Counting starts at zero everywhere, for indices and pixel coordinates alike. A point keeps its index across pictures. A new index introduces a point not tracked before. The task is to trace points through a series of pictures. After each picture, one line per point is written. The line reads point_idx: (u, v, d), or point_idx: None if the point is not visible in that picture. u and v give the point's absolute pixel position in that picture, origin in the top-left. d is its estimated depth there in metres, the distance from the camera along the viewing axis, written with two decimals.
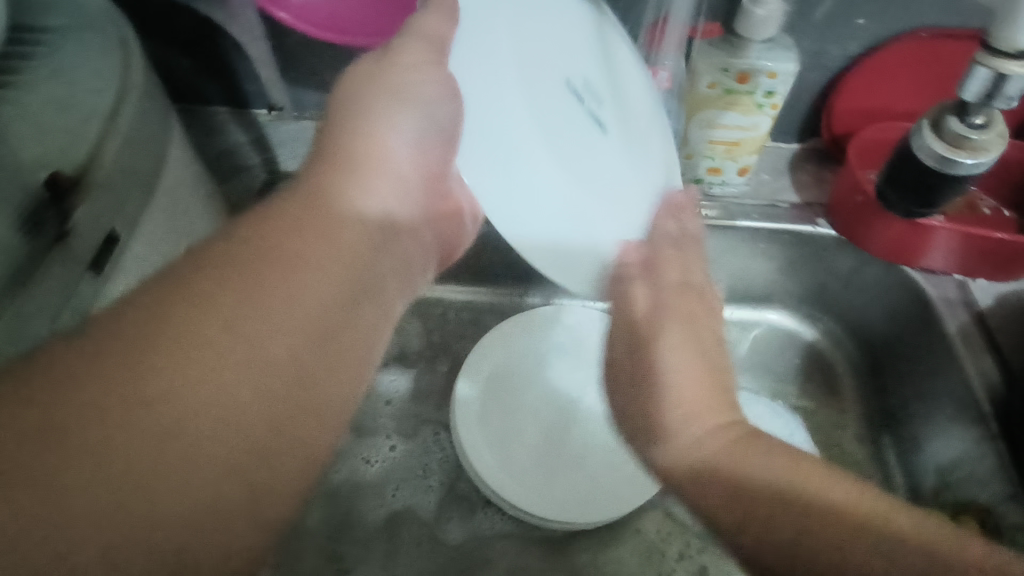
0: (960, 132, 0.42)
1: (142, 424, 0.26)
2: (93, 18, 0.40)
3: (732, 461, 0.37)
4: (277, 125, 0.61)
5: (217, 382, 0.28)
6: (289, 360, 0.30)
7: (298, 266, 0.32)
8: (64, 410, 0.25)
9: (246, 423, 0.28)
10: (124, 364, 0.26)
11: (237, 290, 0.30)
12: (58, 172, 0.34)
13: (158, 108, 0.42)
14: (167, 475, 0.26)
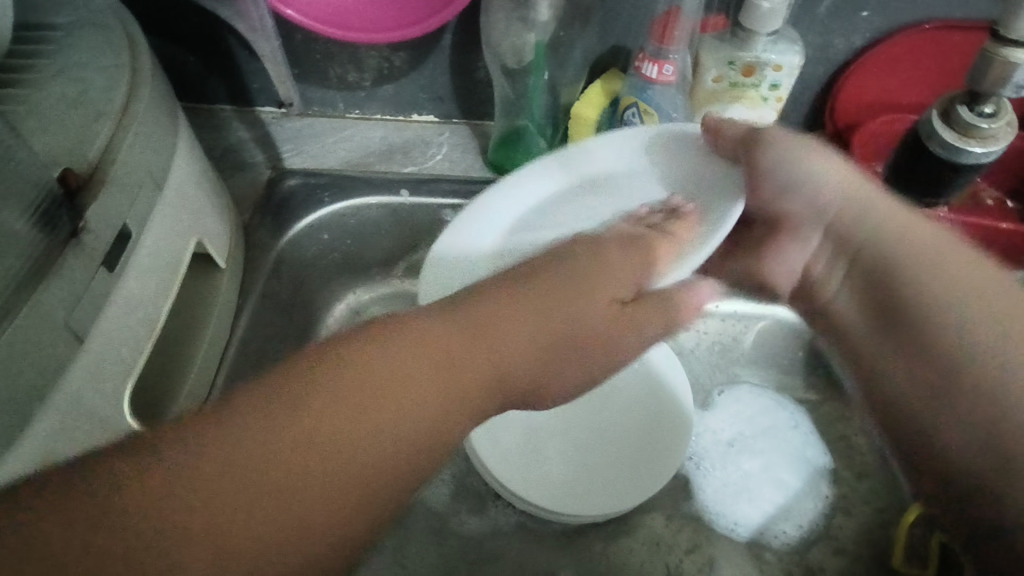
0: (970, 120, 0.42)
1: (246, 485, 0.26)
2: (100, 15, 0.40)
3: (937, 277, 0.35)
4: (281, 122, 0.62)
5: (332, 462, 0.28)
6: (367, 485, 0.28)
7: (392, 415, 0.30)
8: (180, 468, 0.26)
9: (348, 497, 0.28)
10: (253, 425, 0.27)
11: (360, 409, 0.29)
12: (69, 170, 0.34)
13: (167, 105, 0.42)
14: (264, 531, 0.26)
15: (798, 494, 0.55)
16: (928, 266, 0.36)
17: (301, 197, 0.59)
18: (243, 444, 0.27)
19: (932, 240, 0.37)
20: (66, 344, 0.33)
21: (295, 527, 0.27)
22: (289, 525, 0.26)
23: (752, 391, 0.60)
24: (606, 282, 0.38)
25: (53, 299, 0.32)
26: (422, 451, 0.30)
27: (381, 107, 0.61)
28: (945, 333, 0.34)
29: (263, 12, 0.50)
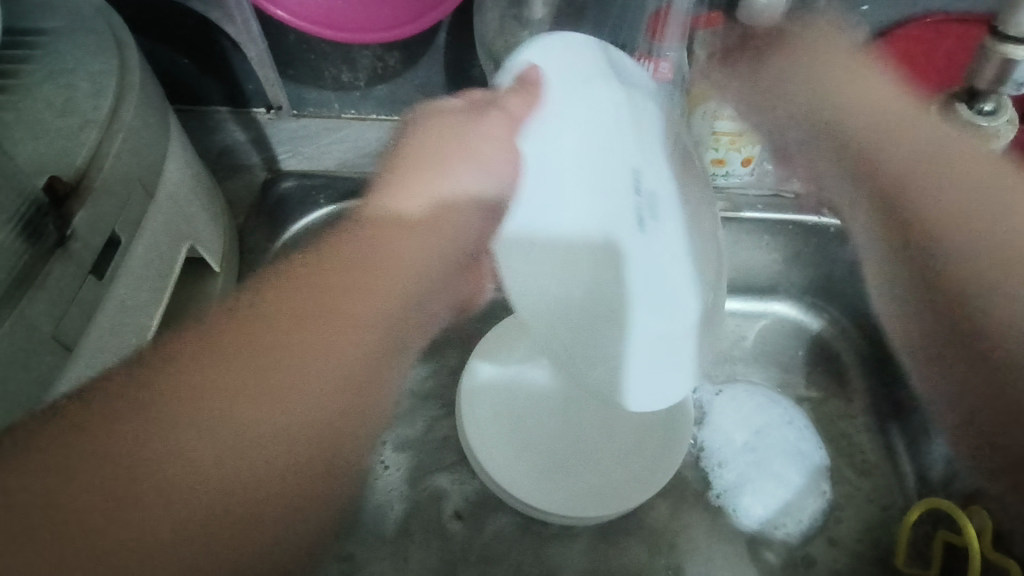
0: (968, 118, 0.42)
1: (158, 479, 0.32)
2: (85, 17, 0.40)
3: (914, 149, 0.45)
4: (277, 123, 0.60)
5: (259, 420, 0.36)
6: (286, 454, 0.37)
7: (279, 393, 0.37)
8: (150, 455, 0.32)
9: (275, 469, 0.36)
10: (152, 417, 0.33)
11: (258, 399, 0.36)
12: (56, 177, 0.34)
13: (158, 108, 0.42)
14: (200, 492, 0.33)
15: (800, 491, 0.54)
16: (926, 178, 0.44)
17: (296, 199, 0.61)
18: (179, 457, 0.33)
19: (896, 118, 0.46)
20: (54, 352, 0.33)
21: (255, 479, 0.35)
22: (253, 475, 0.35)
23: (758, 387, 0.59)
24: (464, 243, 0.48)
25: (39, 309, 0.32)
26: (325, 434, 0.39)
27: (376, 106, 0.60)
28: (976, 240, 0.43)
29: (250, 15, 0.50)
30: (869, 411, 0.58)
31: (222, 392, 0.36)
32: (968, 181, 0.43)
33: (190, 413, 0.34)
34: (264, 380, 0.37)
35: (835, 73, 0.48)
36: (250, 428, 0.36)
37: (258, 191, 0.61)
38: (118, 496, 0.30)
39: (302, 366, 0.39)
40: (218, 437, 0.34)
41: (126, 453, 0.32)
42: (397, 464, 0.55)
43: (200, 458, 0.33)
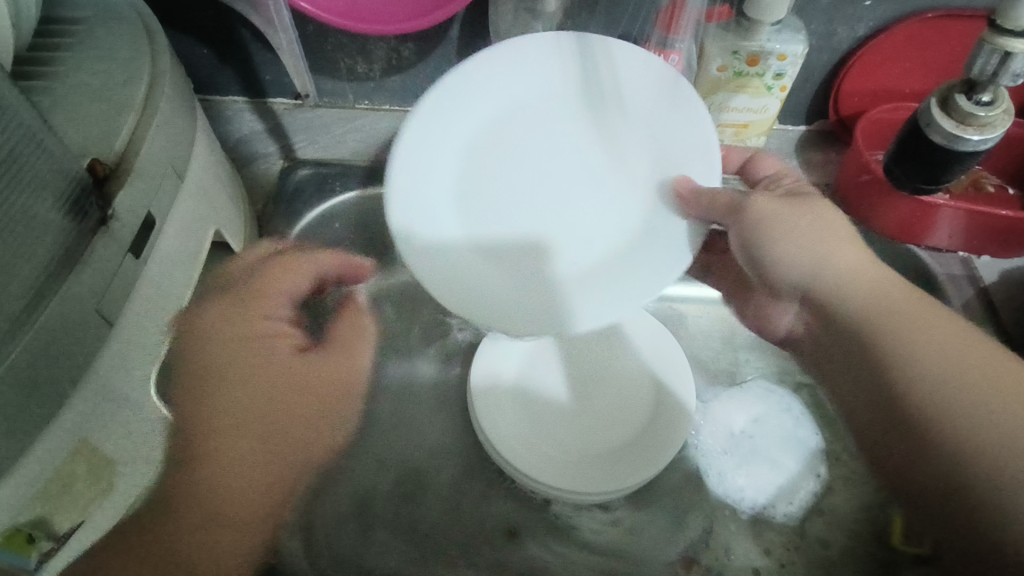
0: (969, 109, 0.42)
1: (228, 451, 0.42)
2: (118, 8, 0.42)
3: (860, 295, 0.42)
4: (294, 113, 0.62)
5: (226, 451, 0.42)
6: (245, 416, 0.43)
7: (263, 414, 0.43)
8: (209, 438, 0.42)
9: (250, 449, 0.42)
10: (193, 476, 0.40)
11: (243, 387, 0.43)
12: (95, 160, 0.36)
13: (187, 95, 0.44)
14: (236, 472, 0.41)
15: (795, 475, 0.56)
16: (917, 350, 0.38)
17: (314, 187, 0.61)
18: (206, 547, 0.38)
19: (837, 266, 0.43)
20: (96, 326, 0.35)
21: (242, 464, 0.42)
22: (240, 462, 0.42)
23: (760, 385, 0.61)
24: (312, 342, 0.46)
25: (84, 284, 0.34)
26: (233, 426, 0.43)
27: (388, 97, 0.62)
28: (927, 386, 0.37)
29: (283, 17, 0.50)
30: None
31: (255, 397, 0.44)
32: (955, 357, 0.37)
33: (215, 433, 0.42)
34: (212, 442, 0.42)
35: (820, 225, 0.45)
36: (217, 515, 0.39)
37: (276, 180, 0.60)
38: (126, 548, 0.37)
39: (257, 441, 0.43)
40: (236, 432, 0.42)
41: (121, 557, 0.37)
42: (412, 444, 0.58)
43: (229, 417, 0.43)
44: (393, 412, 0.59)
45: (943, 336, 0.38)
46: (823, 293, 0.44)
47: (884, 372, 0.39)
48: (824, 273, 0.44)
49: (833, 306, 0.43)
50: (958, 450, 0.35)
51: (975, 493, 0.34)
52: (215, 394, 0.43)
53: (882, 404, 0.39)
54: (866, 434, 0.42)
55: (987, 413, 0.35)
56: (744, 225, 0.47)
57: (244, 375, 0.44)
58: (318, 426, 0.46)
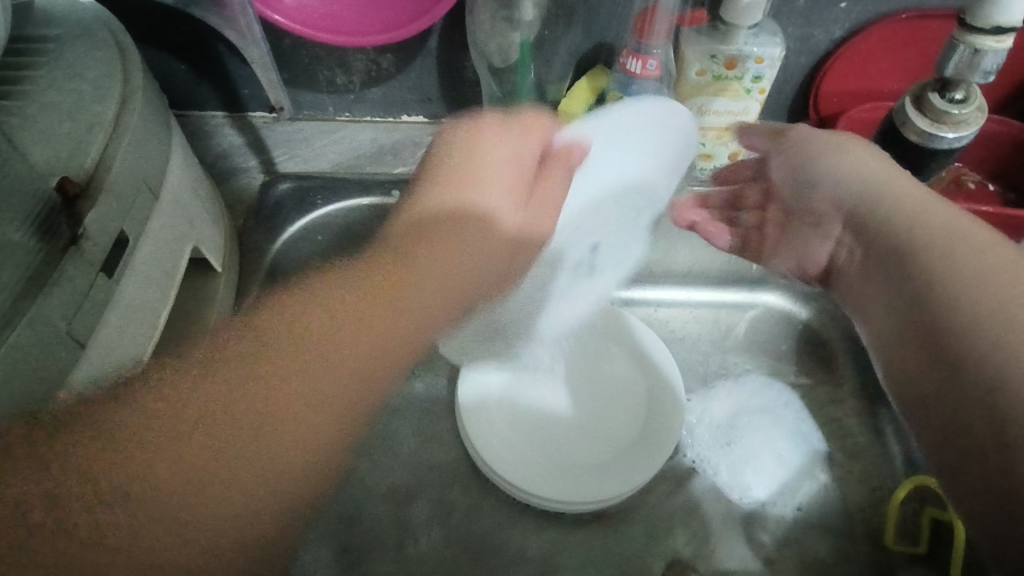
0: (942, 107, 0.42)
1: (242, 453, 0.33)
2: (89, 25, 0.42)
3: (921, 213, 0.40)
4: (274, 126, 0.62)
5: (304, 424, 0.35)
6: (293, 416, 0.35)
7: (331, 355, 0.38)
8: (204, 440, 0.33)
9: (312, 424, 0.36)
10: (188, 456, 0.32)
11: (281, 383, 0.36)
12: (65, 179, 0.35)
13: (162, 111, 0.44)
14: (248, 482, 0.33)
15: (796, 474, 0.56)
16: (973, 274, 0.36)
17: (293, 202, 0.60)
18: (208, 532, 0.31)
19: (895, 189, 0.42)
20: (68, 348, 0.34)
21: (258, 479, 0.33)
22: (257, 479, 0.33)
23: (755, 380, 0.61)
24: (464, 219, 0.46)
25: (54, 307, 0.33)
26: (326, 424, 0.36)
27: (369, 109, 0.62)
28: (985, 322, 0.34)
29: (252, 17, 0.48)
30: (856, 397, 0.60)
31: (276, 395, 0.35)
32: (1008, 300, 0.34)
33: (213, 428, 0.33)
34: (280, 386, 0.36)
35: (837, 144, 0.45)
36: (259, 474, 0.33)
37: (257, 195, 0.60)
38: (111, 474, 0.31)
39: (315, 382, 0.37)
40: (237, 442, 0.34)
41: (100, 469, 0.30)
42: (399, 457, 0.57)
43: (278, 402, 0.35)
44: (381, 428, 0.58)
45: (1011, 272, 0.35)
46: (883, 227, 0.41)
47: (931, 291, 0.37)
48: (865, 192, 0.43)
49: (875, 221, 0.42)
50: (1008, 390, 0.31)
51: (1001, 449, 0.31)
52: (240, 391, 0.35)
53: (917, 325, 0.37)
54: (908, 380, 0.38)
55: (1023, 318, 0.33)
56: (793, 145, 0.47)
57: (258, 355, 0.36)
58: (327, 419, 0.36)
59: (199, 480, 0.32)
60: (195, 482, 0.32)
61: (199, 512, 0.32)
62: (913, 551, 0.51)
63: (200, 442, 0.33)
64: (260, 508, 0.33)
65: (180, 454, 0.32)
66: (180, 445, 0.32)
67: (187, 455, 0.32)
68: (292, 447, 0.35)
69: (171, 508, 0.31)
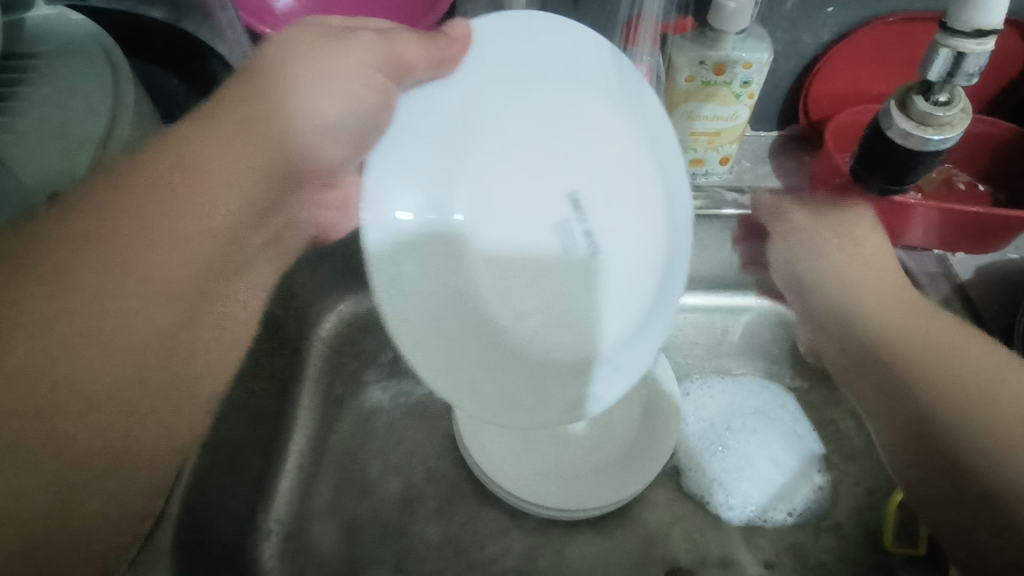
0: (927, 110, 0.42)
1: (74, 344, 0.31)
2: (77, 39, 0.42)
3: (898, 322, 0.44)
4: None
5: (154, 259, 0.34)
6: (145, 329, 0.33)
7: (156, 242, 0.34)
8: (54, 322, 0.31)
9: (162, 300, 0.34)
10: (75, 346, 0.31)
11: (122, 266, 0.33)
12: (55, 196, 0.36)
13: (151, 124, 0.44)
14: (91, 418, 0.31)
15: (794, 477, 0.55)
16: (973, 375, 0.39)
17: None
18: (80, 440, 0.31)
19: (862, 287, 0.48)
20: None
21: (133, 385, 0.33)
22: (121, 372, 0.32)
23: (754, 379, 0.61)
24: (236, 161, 0.38)
25: None
26: (162, 336, 0.34)
27: None
28: (986, 425, 0.37)
29: (240, 34, 0.54)
30: None
31: (107, 306, 0.32)
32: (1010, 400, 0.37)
33: (68, 323, 0.31)
34: (162, 209, 0.35)
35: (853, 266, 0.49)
36: (100, 362, 0.32)
37: None
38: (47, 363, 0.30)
39: (166, 245, 0.35)
40: (90, 324, 0.32)
41: (51, 301, 0.31)
42: (393, 465, 0.57)
43: (142, 298, 0.33)
44: (379, 440, 0.58)
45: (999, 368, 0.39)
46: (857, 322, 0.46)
47: (918, 393, 0.40)
48: (846, 304, 0.48)
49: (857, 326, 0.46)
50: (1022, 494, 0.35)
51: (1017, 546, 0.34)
52: (101, 255, 0.33)
53: (893, 410, 0.42)
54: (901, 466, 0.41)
55: (992, 387, 0.38)
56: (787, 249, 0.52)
57: (109, 230, 0.33)
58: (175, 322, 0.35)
59: (45, 302, 0.31)
60: (33, 368, 0.30)
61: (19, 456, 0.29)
62: (912, 551, 0.51)
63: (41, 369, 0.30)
64: (172, 421, 0.35)
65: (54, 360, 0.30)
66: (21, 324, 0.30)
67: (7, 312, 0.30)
68: (118, 366, 0.32)
69: (46, 422, 0.30)
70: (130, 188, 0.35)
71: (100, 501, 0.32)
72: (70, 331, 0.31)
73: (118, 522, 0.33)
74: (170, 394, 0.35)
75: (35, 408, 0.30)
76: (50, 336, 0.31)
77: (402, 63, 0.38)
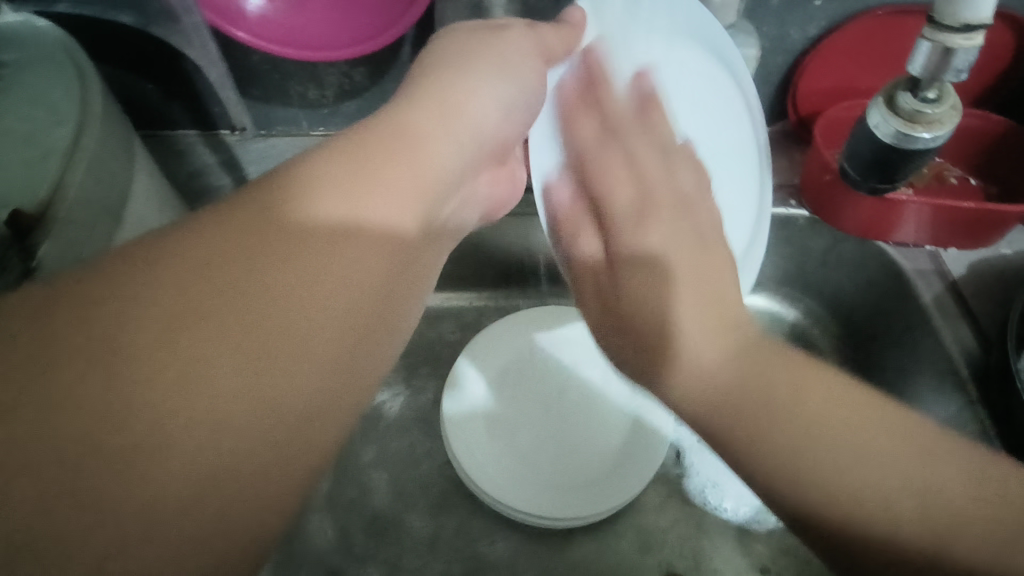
0: (915, 107, 0.41)
1: (223, 336, 0.26)
2: (44, 46, 0.41)
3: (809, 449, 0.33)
4: (245, 144, 0.60)
5: (320, 277, 0.30)
6: (337, 340, 0.29)
7: (319, 269, 0.30)
8: (214, 312, 0.27)
9: (331, 325, 0.29)
10: (189, 329, 0.26)
11: (289, 264, 0.29)
12: (18, 211, 0.34)
13: (123, 133, 0.42)
14: (232, 424, 0.26)
15: None
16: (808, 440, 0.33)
17: None
18: (223, 460, 0.25)
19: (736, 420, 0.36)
20: None
21: (264, 421, 0.27)
22: (265, 406, 0.27)
23: None
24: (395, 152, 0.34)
25: None
26: (336, 365, 0.29)
27: (345, 123, 0.60)
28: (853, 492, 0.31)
29: (205, 36, 0.50)
30: None
31: (260, 300, 0.28)
32: (850, 442, 0.32)
33: (190, 319, 0.26)
34: (300, 261, 0.29)
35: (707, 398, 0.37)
36: (279, 368, 0.27)
37: None
38: (169, 357, 0.25)
39: (332, 265, 0.30)
40: (268, 298, 0.28)
41: (177, 294, 0.26)
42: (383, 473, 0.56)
43: (307, 310, 0.29)
44: (369, 449, 0.57)
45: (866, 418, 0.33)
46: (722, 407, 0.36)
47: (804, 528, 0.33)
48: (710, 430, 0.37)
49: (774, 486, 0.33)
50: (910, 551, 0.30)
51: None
52: (211, 255, 0.28)
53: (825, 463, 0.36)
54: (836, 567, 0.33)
55: (876, 500, 0.31)
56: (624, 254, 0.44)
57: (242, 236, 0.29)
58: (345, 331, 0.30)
59: (201, 286, 0.27)
60: (156, 343, 0.25)
61: (127, 481, 0.23)
62: None
63: (202, 323, 0.26)
64: (284, 448, 0.27)
65: (177, 334, 0.26)
66: (180, 298, 0.26)
67: (103, 289, 0.25)
68: (281, 378, 0.27)
69: (115, 392, 0.24)
70: (298, 186, 0.31)
71: (221, 527, 0.25)
72: (230, 289, 0.27)
73: (249, 531, 0.26)
74: (329, 421, 0.29)
75: (100, 415, 0.24)
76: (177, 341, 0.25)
77: (546, 49, 0.41)
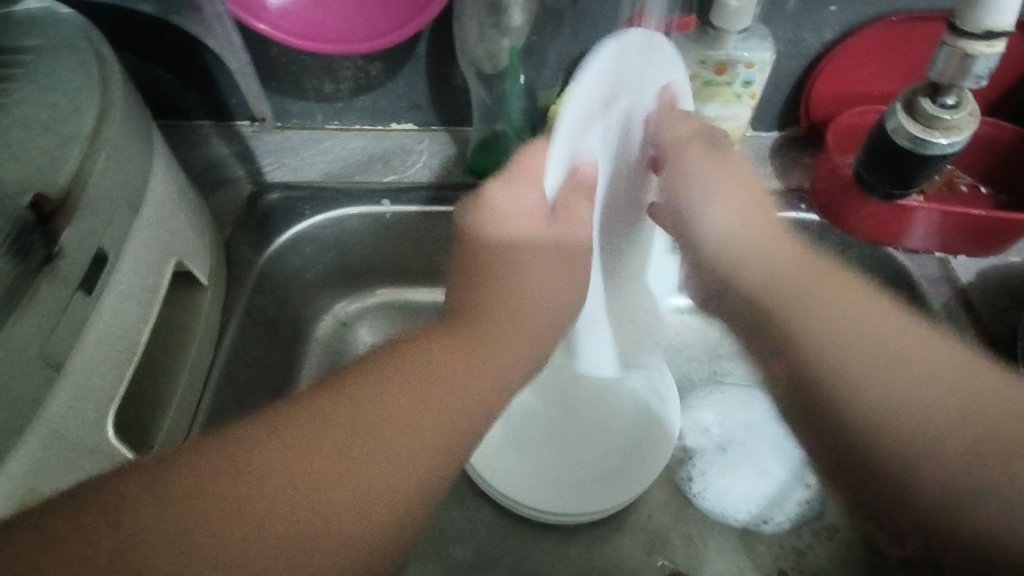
0: (934, 113, 0.42)
1: (194, 531, 0.27)
2: (64, 35, 0.41)
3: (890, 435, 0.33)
4: (262, 136, 0.61)
5: (362, 454, 0.31)
6: (361, 519, 0.30)
7: (314, 493, 0.30)
8: (251, 495, 0.29)
9: (370, 503, 0.31)
10: (191, 530, 0.27)
11: (296, 470, 0.30)
12: (41, 195, 0.35)
13: (142, 123, 0.43)
14: (267, 572, 0.28)
15: (785, 487, 0.54)
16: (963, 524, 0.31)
17: (282, 211, 0.58)
18: None
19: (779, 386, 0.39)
20: (46, 367, 0.34)
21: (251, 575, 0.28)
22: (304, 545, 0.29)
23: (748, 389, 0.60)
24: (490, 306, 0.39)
25: (32, 326, 0.33)
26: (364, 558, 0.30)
27: (358, 117, 0.61)
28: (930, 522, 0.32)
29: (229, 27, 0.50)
30: None
31: (304, 493, 0.30)
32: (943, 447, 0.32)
33: (235, 490, 0.29)
34: (266, 475, 0.29)
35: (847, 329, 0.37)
36: (325, 520, 0.30)
37: (244, 205, 0.58)
38: (229, 516, 0.28)
39: (290, 496, 0.29)
40: (260, 496, 0.29)
41: (164, 498, 0.28)
42: None
43: (305, 515, 0.29)
44: None
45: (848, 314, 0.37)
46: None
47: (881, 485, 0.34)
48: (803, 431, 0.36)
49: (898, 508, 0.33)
50: None
51: None
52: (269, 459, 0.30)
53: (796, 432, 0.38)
54: None
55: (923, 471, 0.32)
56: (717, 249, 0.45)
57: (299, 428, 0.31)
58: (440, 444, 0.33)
59: (219, 482, 0.29)
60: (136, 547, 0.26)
61: None
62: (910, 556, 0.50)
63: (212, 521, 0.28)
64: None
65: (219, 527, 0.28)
66: (220, 487, 0.29)
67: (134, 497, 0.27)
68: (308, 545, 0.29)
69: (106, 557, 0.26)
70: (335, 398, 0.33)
71: None
72: (236, 486, 0.29)
73: None
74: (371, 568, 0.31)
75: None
76: (234, 516, 0.28)
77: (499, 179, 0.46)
